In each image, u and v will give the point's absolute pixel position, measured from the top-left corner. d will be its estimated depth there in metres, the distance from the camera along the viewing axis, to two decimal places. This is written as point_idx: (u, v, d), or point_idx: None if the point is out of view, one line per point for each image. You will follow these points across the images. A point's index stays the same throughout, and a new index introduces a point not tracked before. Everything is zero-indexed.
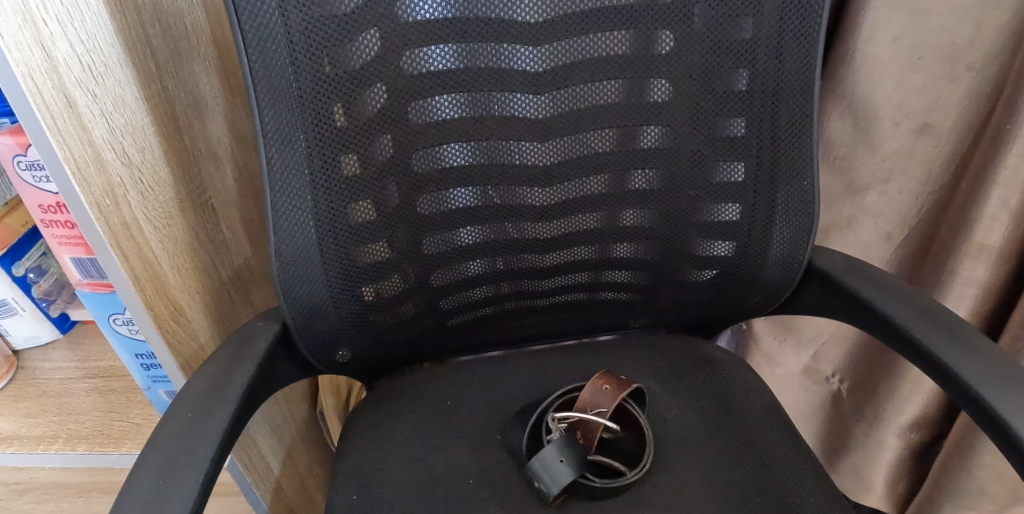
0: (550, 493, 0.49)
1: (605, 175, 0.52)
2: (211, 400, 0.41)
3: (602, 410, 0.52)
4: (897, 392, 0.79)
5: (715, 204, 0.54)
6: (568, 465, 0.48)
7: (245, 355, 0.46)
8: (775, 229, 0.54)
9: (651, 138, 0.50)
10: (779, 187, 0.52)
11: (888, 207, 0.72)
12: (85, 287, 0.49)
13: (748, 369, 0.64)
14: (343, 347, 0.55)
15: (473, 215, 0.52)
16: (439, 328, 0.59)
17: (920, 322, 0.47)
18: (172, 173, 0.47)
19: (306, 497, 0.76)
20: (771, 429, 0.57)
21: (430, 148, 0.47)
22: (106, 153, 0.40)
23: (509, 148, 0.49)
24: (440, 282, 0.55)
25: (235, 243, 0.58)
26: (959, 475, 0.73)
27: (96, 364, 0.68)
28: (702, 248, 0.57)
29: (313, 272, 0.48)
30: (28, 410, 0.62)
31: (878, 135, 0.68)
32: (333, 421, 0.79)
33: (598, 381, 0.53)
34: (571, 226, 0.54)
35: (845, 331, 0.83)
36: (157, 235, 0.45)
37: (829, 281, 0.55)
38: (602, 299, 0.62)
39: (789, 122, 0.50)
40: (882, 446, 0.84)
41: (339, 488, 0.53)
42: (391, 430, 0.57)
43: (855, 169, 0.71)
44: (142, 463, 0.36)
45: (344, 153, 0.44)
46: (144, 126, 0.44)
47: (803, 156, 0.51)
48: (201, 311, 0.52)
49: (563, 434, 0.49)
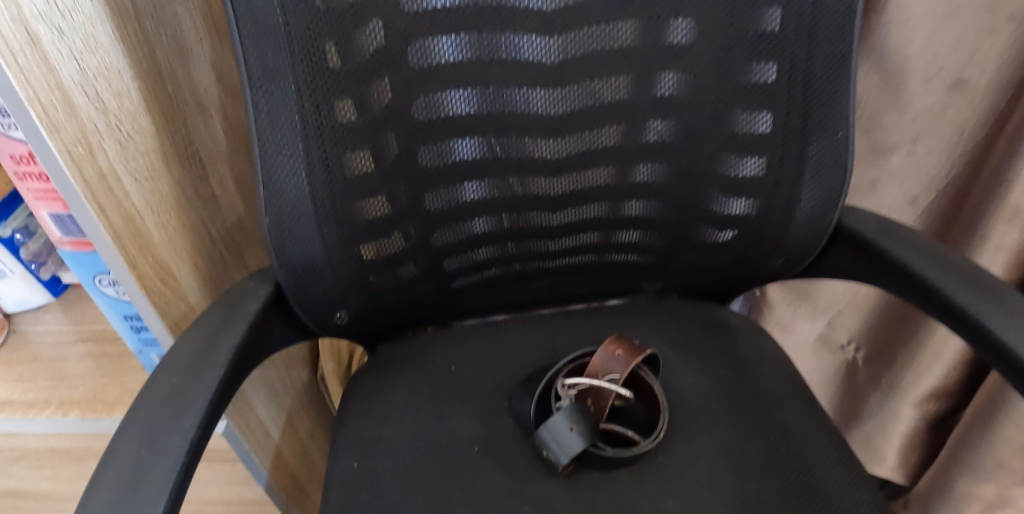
0: (559, 463, 0.47)
1: (620, 127, 0.48)
2: (197, 364, 0.39)
3: (615, 376, 0.50)
4: (916, 362, 0.76)
5: (737, 159, 0.50)
6: (578, 434, 0.46)
7: (237, 317, 0.44)
8: (804, 186, 0.51)
9: (668, 85, 0.47)
10: (810, 140, 0.49)
11: (915, 169, 0.68)
12: (66, 246, 0.46)
13: (764, 335, 0.62)
14: (341, 309, 0.52)
15: (478, 169, 0.49)
16: (442, 291, 0.57)
17: (959, 285, 0.43)
18: (153, 122, 0.44)
19: (309, 463, 0.75)
20: (790, 398, 0.54)
21: (433, 94, 0.44)
22: (76, 96, 0.36)
23: (516, 96, 0.45)
24: (442, 241, 0.52)
25: (227, 200, 0.55)
26: (977, 447, 0.70)
27: (90, 327, 0.65)
28: (721, 206, 0.53)
29: (307, 229, 0.45)
30: (20, 375, 0.60)
31: (908, 93, 0.63)
32: (335, 386, 0.77)
33: (610, 346, 0.50)
34: (582, 182, 0.51)
35: (862, 298, 0.80)
36: (139, 189, 0.43)
37: (858, 242, 0.52)
38: (612, 261, 0.59)
39: (825, 68, 0.46)
40: (897, 417, 0.82)
41: (339, 455, 0.51)
42: (393, 397, 0.55)
43: (882, 129, 0.67)
44: (123, 431, 0.34)
45: (338, 98, 0.41)
46: (120, 68, 0.40)
47: (838, 106, 0.47)
48: (190, 271, 0.49)
49: (574, 402, 0.47)
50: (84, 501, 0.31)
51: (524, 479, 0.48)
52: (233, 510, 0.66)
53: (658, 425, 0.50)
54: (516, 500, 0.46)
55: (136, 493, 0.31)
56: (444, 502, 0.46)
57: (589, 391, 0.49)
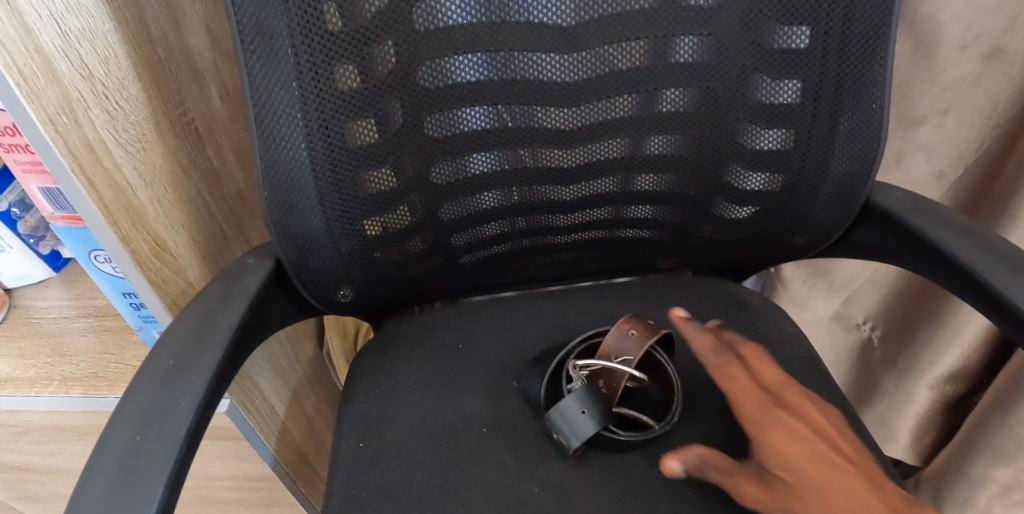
0: (570, 447, 0.45)
1: (636, 95, 0.45)
2: (196, 345, 0.37)
3: (627, 358, 0.47)
4: (937, 342, 0.73)
5: (761, 130, 0.47)
6: (590, 416, 0.44)
7: (236, 294, 0.42)
8: (832, 159, 0.48)
9: (686, 51, 0.44)
10: (843, 109, 0.46)
11: (943, 143, 0.63)
12: (59, 221, 0.45)
13: (782, 313, 0.59)
14: (345, 286, 0.50)
15: (486, 140, 0.46)
16: (450, 267, 0.55)
17: (1000, 269, 0.41)
18: (145, 90, 0.42)
19: (316, 439, 0.74)
20: (808, 381, 0.52)
21: (439, 58, 0.41)
22: (59, 61, 0.35)
23: (526, 61, 0.42)
24: (450, 216, 0.50)
25: (226, 171, 0.53)
26: (997, 431, 0.67)
27: (91, 302, 0.64)
28: (741, 180, 0.51)
29: (307, 202, 0.43)
30: (22, 351, 0.59)
31: (940, 61, 0.59)
32: (341, 361, 0.76)
33: (623, 326, 0.48)
34: (595, 153, 0.48)
35: (881, 276, 0.77)
36: (131, 161, 0.41)
37: (890, 220, 0.49)
38: (624, 237, 0.56)
39: (863, 32, 0.43)
40: (912, 398, 0.79)
41: (345, 435, 0.50)
42: (399, 376, 0.53)
43: (911, 99, 0.63)
44: (118, 416, 0.33)
45: (340, 63, 0.38)
46: (107, 32, 0.38)
47: (874, 74, 0.44)
48: (188, 246, 0.48)
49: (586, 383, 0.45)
50: (78, 490, 0.30)
51: (532, 462, 0.46)
52: (239, 485, 0.65)
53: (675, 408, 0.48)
54: (525, 483, 0.45)
55: (132, 484, 0.30)
56: (451, 484, 0.45)
57: (601, 373, 0.47)
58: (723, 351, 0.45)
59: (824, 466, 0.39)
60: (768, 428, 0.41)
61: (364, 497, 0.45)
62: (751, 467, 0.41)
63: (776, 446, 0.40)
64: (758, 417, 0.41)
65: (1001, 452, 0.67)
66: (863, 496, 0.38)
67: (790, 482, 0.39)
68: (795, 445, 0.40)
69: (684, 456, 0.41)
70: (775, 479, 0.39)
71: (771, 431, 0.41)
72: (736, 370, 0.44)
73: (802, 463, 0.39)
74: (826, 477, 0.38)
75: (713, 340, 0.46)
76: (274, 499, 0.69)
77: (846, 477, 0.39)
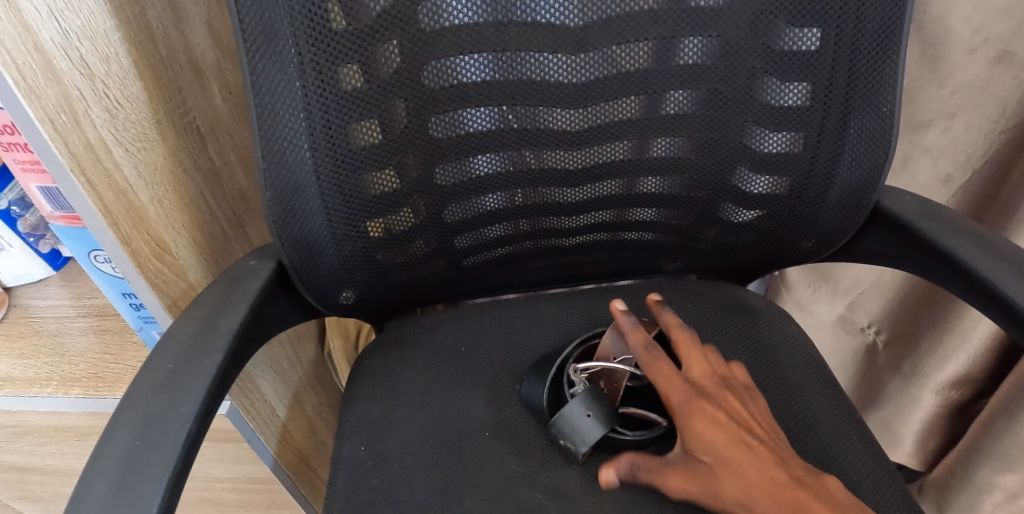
0: (578, 452, 0.44)
1: (643, 96, 0.45)
2: (196, 348, 0.37)
3: (626, 357, 0.47)
4: (942, 348, 0.72)
5: (768, 133, 0.47)
6: (596, 420, 0.43)
7: (236, 296, 0.42)
8: (840, 163, 0.47)
9: (693, 52, 0.43)
10: (851, 113, 0.45)
11: (951, 147, 0.62)
12: (59, 221, 0.45)
13: (787, 318, 0.59)
14: (347, 288, 0.50)
15: (490, 141, 0.45)
16: (453, 269, 0.54)
17: (1011, 276, 0.40)
18: (146, 89, 0.41)
19: (317, 441, 0.74)
20: (814, 387, 0.52)
21: (444, 58, 0.40)
22: (58, 60, 0.34)
23: (532, 61, 0.42)
24: (454, 218, 0.49)
25: (228, 171, 0.52)
26: (1004, 437, 0.66)
27: (91, 302, 0.64)
28: (747, 183, 0.50)
29: (309, 204, 0.43)
30: (21, 351, 0.58)
31: (948, 64, 0.58)
32: (342, 363, 0.76)
33: (619, 325, 0.48)
34: (600, 155, 0.48)
35: (887, 280, 0.76)
36: (131, 161, 0.40)
37: (899, 225, 0.48)
38: (629, 240, 0.56)
39: (873, 34, 0.42)
40: (916, 403, 0.79)
41: (346, 438, 0.49)
42: (400, 378, 0.53)
43: (918, 102, 0.62)
44: (117, 420, 0.32)
45: (343, 63, 0.38)
46: (107, 30, 0.37)
47: (883, 77, 0.44)
48: (188, 247, 0.47)
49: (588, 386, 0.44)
50: (76, 496, 0.29)
51: (535, 466, 0.46)
52: (239, 487, 0.65)
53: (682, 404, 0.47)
54: (528, 488, 0.44)
55: (130, 490, 0.29)
56: (453, 489, 0.44)
57: (602, 374, 0.46)
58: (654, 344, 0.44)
59: (740, 448, 0.38)
60: (690, 416, 0.40)
61: (365, 501, 0.44)
62: (677, 454, 0.40)
63: (698, 433, 0.39)
64: (682, 407, 0.41)
65: (1007, 458, 0.67)
66: (772, 468, 0.38)
67: (710, 464, 0.38)
68: (715, 430, 0.39)
69: (620, 466, 0.40)
70: (697, 465, 0.39)
71: (693, 420, 0.40)
72: (665, 366, 0.43)
73: (720, 447, 0.38)
74: (742, 457, 0.38)
75: (645, 334, 0.44)
76: (274, 501, 0.68)
77: (759, 455, 0.38)
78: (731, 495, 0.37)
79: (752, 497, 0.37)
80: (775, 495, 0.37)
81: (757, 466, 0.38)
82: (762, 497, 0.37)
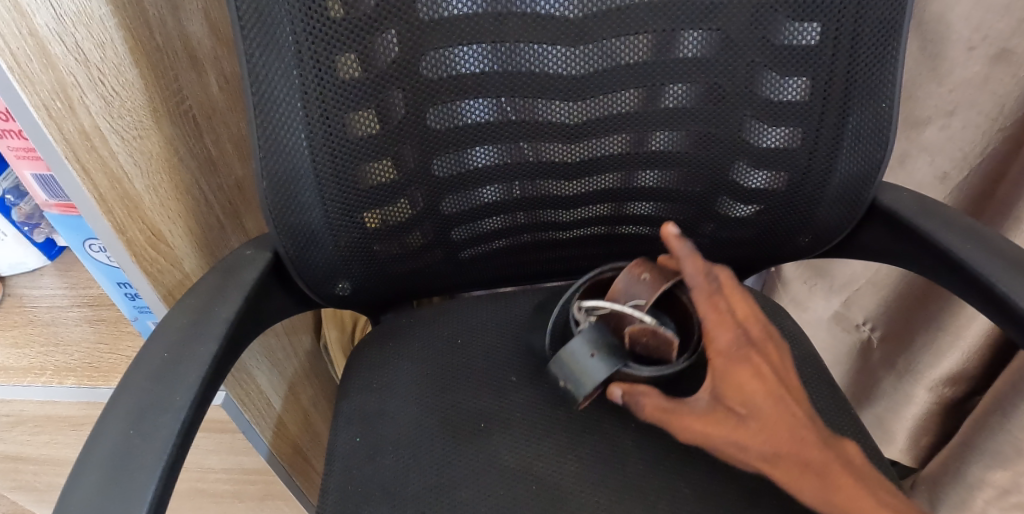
0: (579, 395, 0.43)
1: (642, 90, 0.45)
2: (191, 337, 0.37)
3: (639, 302, 0.45)
4: (937, 345, 0.72)
5: (767, 128, 0.47)
6: (599, 360, 0.42)
7: (232, 286, 0.42)
8: (839, 159, 0.47)
9: (692, 46, 0.43)
10: (850, 109, 0.45)
11: (948, 144, 0.62)
12: (54, 209, 0.44)
13: (783, 313, 0.59)
14: (343, 279, 0.50)
15: (488, 133, 0.45)
16: (450, 261, 0.54)
17: (1007, 274, 0.40)
18: (142, 77, 0.41)
19: (312, 433, 0.73)
20: (809, 382, 0.52)
21: (442, 48, 0.40)
22: (53, 45, 0.34)
23: (530, 53, 0.42)
24: (452, 210, 0.49)
25: (224, 161, 0.52)
26: (996, 435, 0.66)
27: (86, 292, 0.63)
28: (745, 178, 0.50)
29: (305, 194, 0.43)
30: (15, 340, 0.58)
31: (947, 62, 0.58)
32: (338, 355, 0.75)
33: (634, 269, 0.45)
34: (598, 149, 0.48)
35: (883, 276, 0.77)
36: (126, 148, 0.40)
37: (896, 221, 0.49)
38: (626, 234, 0.56)
39: (872, 28, 0.42)
40: (910, 400, 0.79)
41: (342, 430, 0.49)
42: (396, 371, 0.53)
43: (916, 100, 0.62)
44: (111, 409, 0.32)
45: (340, 52, 0.37)
46: (103, 16, 0.37)
47: (883, 73, 0.44)
48: (184, 237, 0.47)
49: (592, 325, 0.43)
50: (69, 485, 0.29)
51: (530, 459, 0.46)
52: (234, 478, 0.65)
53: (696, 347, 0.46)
54: (522, 480, 0.44)
55: (124, 479, 0.29)
56: (447, 481, 0.44)
57: (611, 317, 0.45)
58: (711, 272, 0.41)
59: (779, 405, 0.39)
60: (736, 365, 0.39)
61: (361, 492, 0.45)
62: (703, 399, 0.40)
63: (739, 383, 0.39)
64: (729, 351, 0.40)
65: (999, 455, 0.67)
66: (802, 428, 0.39)
67: (745, 417, 0.39)
68: (756, 383, 0.39)
69: (630, 388, 0.41)
70: (730, 415, 0.39)
71: (734, 367, 0.39)
72: (723, 300, 0.40)
73: (761, 402, 0.39)
74: (778, 414, 0.39)
75: (703, 262, 0.40)
76: (269, 493, 0.69)
77: (792, 414, 0.39)
78: (759, 448, 0.39)
79: (779, 454, 0.38)
80: (802, 455, 0.38)
81: (790, 424, 0.39)
82: (788, 455, 0.38)
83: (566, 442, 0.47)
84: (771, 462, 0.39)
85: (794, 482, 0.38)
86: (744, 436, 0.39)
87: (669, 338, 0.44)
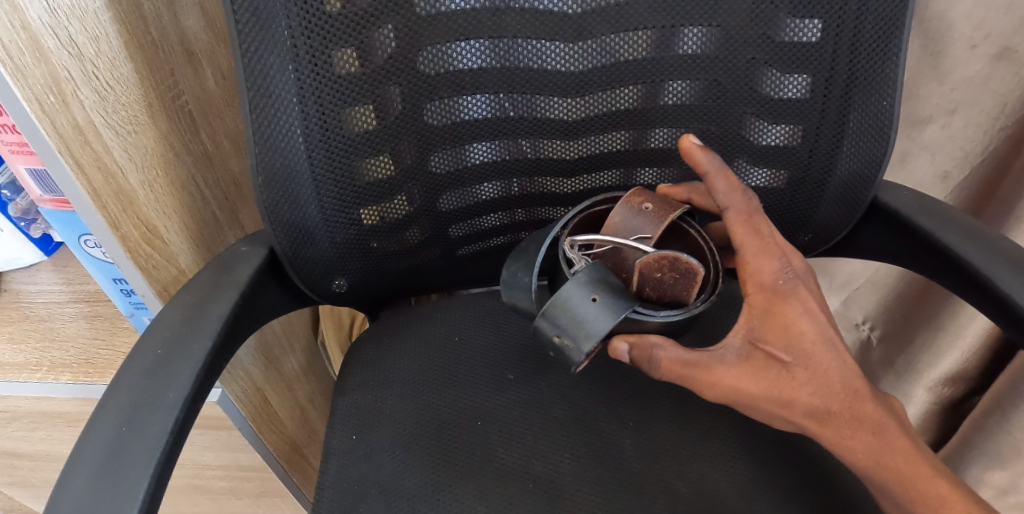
0: (580, 351, 0.37)
1: (641, 86, 0.44)
2: (185, 334, 0.37)
3: (644, 236, 0.40)
4: (937, 344, 0.72)
5: (767, 125, 0.46)
6: (602, 305, 0.36)
7: (227, 282, 0.41)
8: (839, 157, 0.47)
9: (693, 41, 0.43)
10: (852, 107, 0.44)
11: (949, 143, 0.62)
12: (48, 204, 0.44)
13: None
14: (340, 276, 0.49)
15: (487, 129, 0.45)
16: (448, 258, 0.54)
17: (1008, 273, 0.40)
18: (137, 71, 0.41)
19: (308, 429, 0.73)
20: None
21: (439, 43, 0.40)
22: (45, 38, 0.34)
23: (529, 48, 0.41)
24: (450, 206, 0.49)
25: (220, 156, 0.52)
26: (996, 435, 0.66)
27: (83, 288, 0.63)
28: (744, 175, 0.50)
29: (302, 190, 0.42)
30: (12, 335, 0.58)
31: (949, 60, 0.57)
32: (335, 352, 0.75)
33: (634, 200, 0.40)
34: (597, 145, 0.48)
35: (883, 275, 0.76)
36: (121, 143, 0.40)
37: (896, 220, 0.48)
38: None
39: (876, 27, 0.41)
40: (910, 399, 0.79)
41: (338, 428, 0.49)
42: (393, 367, 0.52)
43: (917, 98, 0.61)
44: (103, 407, 0.32)
45: (338, 47, 0.37)
46: (97, 10, 0.37)
47: (886, 73, 0.43)
48: (179, 232, 0.47)
49: (589, 265, 0.37)
50: (61, 483, 0.29)
51: (526, 457, 0.45)
52: (230, 475, 0.65)
53: (713, 283, 0.41)
54: (519, 478, 0.44)
55: (116, 477, 0.29)
56: (443, 479, 0.44)
57: (610, 254, 0.40)
58: (746, 193, 0.39)
59: (828, 349, 0.37)
60: (781, 303, 0.36)
61: (357, 489, 0.44)
62: (735, 346, 0.37)
63: (787, 324, 0.36)
64: (773, 281, 0.37)
65: (999, 455, 0.67)
66: (851, 375, 0.37)
67: (790, 365, 0.36)
68: (808, 323, 0.36)
69: (639, 342, 0.37)
70: (774, 365, 0.36)
71: (779, 307, 0.36)
72: (763, 224, 0.38)
73: (809, 348, 0.36)
74: (827, 359, 0.37)
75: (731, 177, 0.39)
76: (267, 489, 0.68)
77: (840, 361, 0.37)
78: (809, 402, 0.36)
79: (830, 409, 0.37)
80: (854, 410, 0.37)
81: (843, 377, 0.37)
82: (839, 409, 0.37)
83: (564, 439, 0.47)
84: (821, 420, 0.37)
85: (842, 443, 0.37)
86: (794, 392, 0.36)
87: (690, 268, 0.38)
